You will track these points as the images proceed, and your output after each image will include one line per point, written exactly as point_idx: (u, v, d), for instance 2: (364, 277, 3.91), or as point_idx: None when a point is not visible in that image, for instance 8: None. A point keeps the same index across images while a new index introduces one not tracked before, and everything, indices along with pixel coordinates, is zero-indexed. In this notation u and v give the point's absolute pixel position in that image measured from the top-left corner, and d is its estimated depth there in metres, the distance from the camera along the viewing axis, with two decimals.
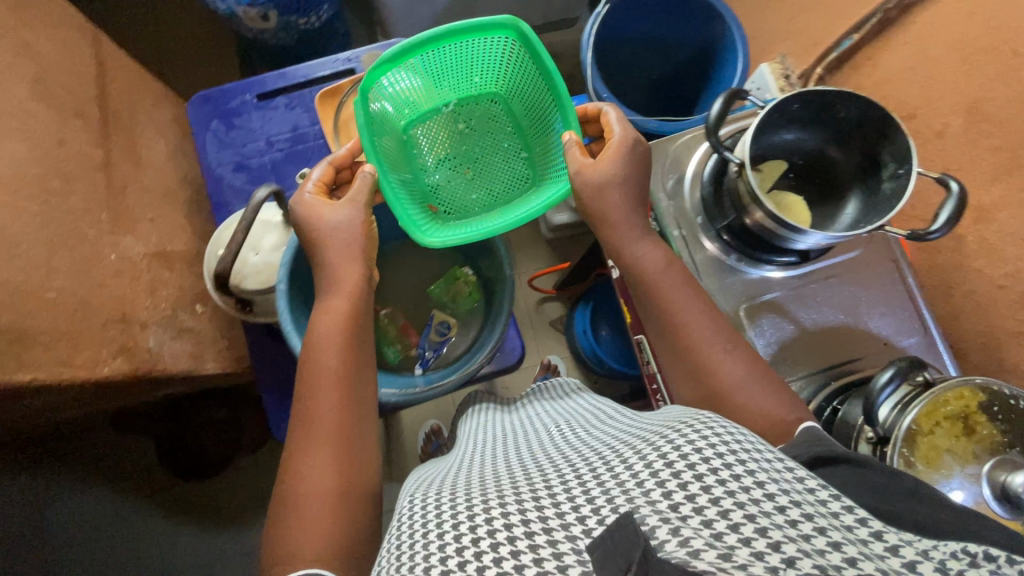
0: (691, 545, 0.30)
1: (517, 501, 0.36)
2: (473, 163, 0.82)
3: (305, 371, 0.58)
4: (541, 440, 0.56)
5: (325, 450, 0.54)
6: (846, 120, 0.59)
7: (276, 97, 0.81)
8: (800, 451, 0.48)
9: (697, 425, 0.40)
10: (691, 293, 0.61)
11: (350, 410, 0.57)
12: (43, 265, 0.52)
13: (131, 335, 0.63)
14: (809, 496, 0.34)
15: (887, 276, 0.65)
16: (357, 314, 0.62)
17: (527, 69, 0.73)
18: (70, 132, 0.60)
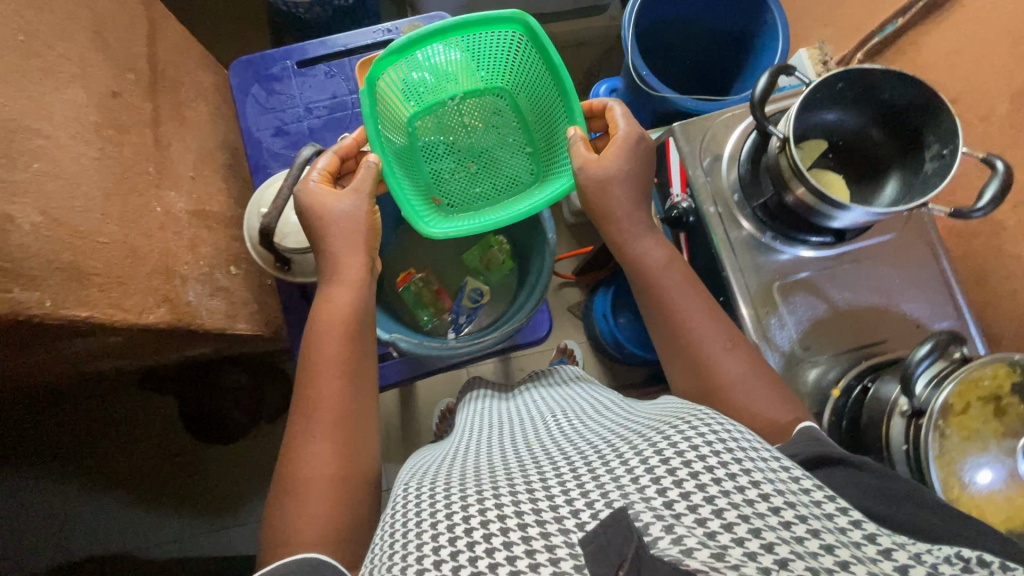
0: (685, 542, 0.31)
1: (512, 494, 0.38)
2: (478, 156, 0.85)
3: (311, 353, 0.60)
4: (538, 427, 0.58)
5: (324, 440, 0.55)
6: (890, 101, 0.59)
7: (316, 64, 0.82)
8: (797, 450, 0.48)
9: (693, 421, 0.41)
10: (693, 292, 0.63)
11: (354, 395, 0.59)
12: (98, 210, 0.53)
13: (173, 287, 0.64)
14: (805, 498, 0.36)
15: (921, 258, 0.65)
16: (361, 303, 0.63)
17: (533, 65, 0.74)
18: (123, 85, 0.61)
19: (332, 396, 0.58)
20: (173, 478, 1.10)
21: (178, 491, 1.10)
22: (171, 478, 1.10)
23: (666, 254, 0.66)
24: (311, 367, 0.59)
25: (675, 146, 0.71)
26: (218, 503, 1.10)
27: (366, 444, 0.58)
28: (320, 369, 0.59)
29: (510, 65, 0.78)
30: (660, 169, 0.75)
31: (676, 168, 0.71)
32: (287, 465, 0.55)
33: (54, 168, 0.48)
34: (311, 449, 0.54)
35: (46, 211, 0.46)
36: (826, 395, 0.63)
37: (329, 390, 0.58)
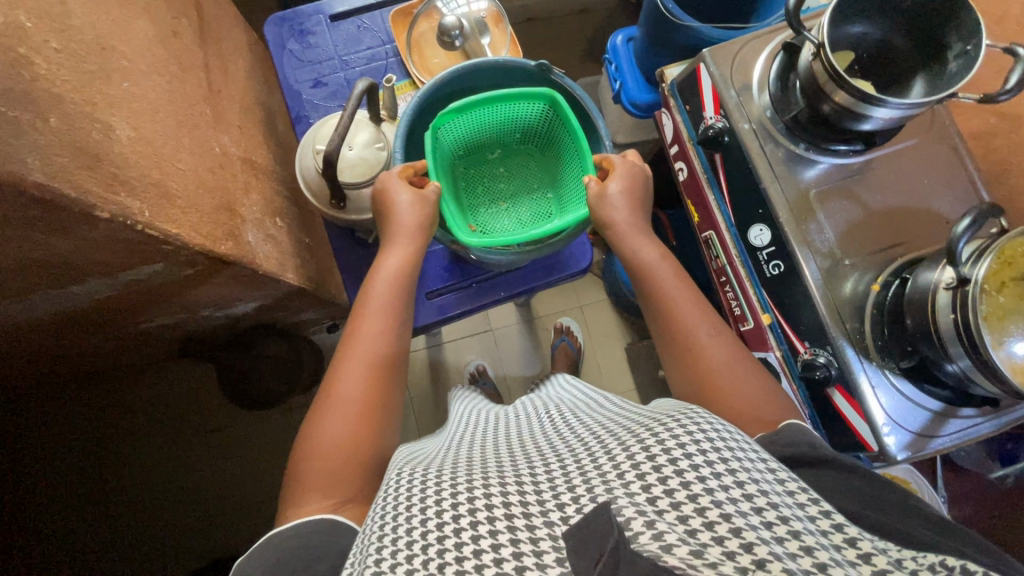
0: (665, 539, 0.33)
1: (501, 486, 0.40)
2: (505, 200, 0.88)
3: (361, 298, 0.65)
4: (532, 427, 0.60)
5: (345, 414, 0.57)
6: (913, 6, 0.63)
7: (347, 18, 0.84)
8: (789, 442, 0.51)
9: (683, 421, 0.43)
10: (684, 287, 0.68)
11: (388, 343, 0.63)
12: (173, 137, 0.54)
13: (236, 225, 0.66)
14: (789, 500, 0.37)
15: (948, 160, 0.69)
16: (406, 280, 0.67)
17: (556, 125, 0.78)
18: (179, 27, 0.63)
19: (372, 336, 0.63)
20: (191, 464, 1.12)
21: (197, 476, 1.11)
22: (183, 463, 1.12)
23: (659, 250, 0.70)
24: (360, 311, 0.65)
25: (706, 71, 0.74)
26: (235, 490, 1.11)
27: (397, 390, 0.63)
28: (368, 312, 0.64)
29: (539, 126, 0.82)
30: (692, 97, 0.78)
31: (708, 90, 0.74)
32: (322, 393, 0.60)
33: (137, 89, 0.50)
34: (347, 378, 0.59)
35: (136, 127, 0.48)
36: (865, 296, 0.66)
37: (361, 349, 0.61)
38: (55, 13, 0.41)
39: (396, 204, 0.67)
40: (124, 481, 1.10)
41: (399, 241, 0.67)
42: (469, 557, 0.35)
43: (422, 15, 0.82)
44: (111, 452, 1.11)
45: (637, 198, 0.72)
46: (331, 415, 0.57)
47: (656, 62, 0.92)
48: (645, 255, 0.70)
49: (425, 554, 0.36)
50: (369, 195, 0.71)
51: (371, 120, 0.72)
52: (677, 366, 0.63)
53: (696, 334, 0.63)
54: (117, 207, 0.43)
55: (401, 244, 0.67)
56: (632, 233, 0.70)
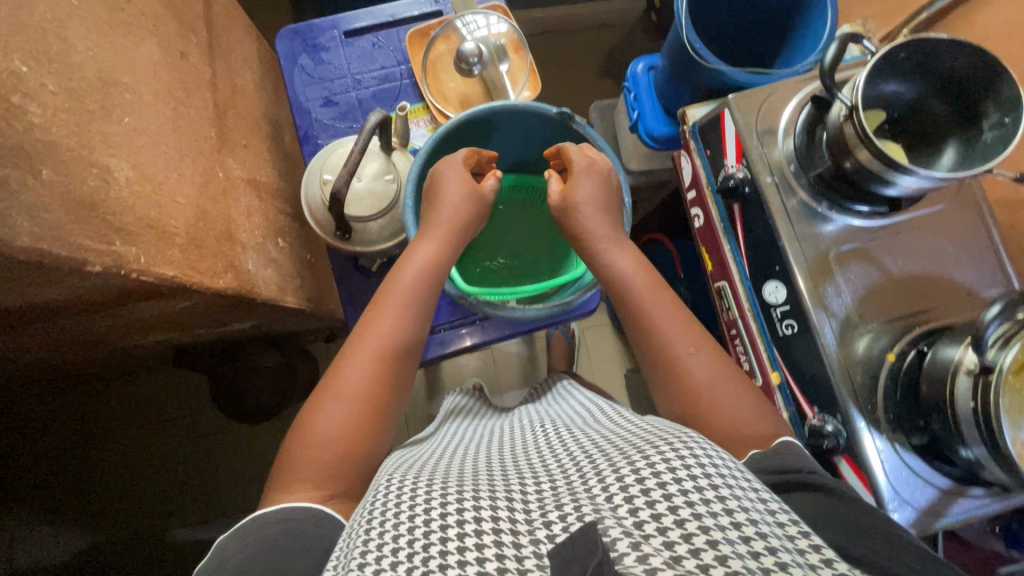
0: (650, 561, 0.32)
1: (491, 499, 0.40)
2: (478, 242, 0.85)
3: (385, 287, 0.63)
4: (531, 440, 0.59)
5: (342, 407, 0.55)
6: (950, 71, 0.61)
7: (363, 34, 0.82)
8: (778, 464, 0.49)
9: (675, 443, 0.43)
10: (671, 306, 0.63)
11: (404, 328, 0.61)
12: (175, 170, 0.52)
13: (235, 254, 0.64)
14: (777, 530, 0.36)
15: (973, 227, 0.66)
16: (430, 282, 0.64)
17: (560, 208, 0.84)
18: (188, 46, 0.60)
19: (385, 322, 0.60)
20: (184, 465, 1.11)
21: (185, 482, 1.10)
22: (175, 465, 1.11)
23: (634, 261, 0.66)
24: (380, 299, 0.62)
25: (731, 118, 0.72)
26: (225, 499, 1.10)
27: (404, 383, 0.60)
28: (384, 304, 0.61)
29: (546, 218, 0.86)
30: (714, 142, 0.75)
31: (731, 137, 0.72)
32: (329, 374, 0.58)
33: (140, 123, 0.48)
34: (354, 362, 0.57)
35: (137, 166, 0.46)
36: (880, 362, 0.64)
37: (372, 342, 0.59)
38: (55, 53, 0.39)
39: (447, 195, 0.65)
40: (113, 478, 1.09)
41: (434, 231, 0.65)
42: (453, 565, 0.35)
43: (441, 36, 0.79)
44: (101, 451, 1.09)
45: (604, 201, 0.70)
46: (335, 393, 0.56)
47: (679, 97, 0.90)
48: (624, 261, 0.66)
49: (410, 560, 0.35)
50: (375, 228, 0.68)
51: (383, 150, 0.69)
52: (661, 386, 0.61)
53: (693, 343, 0.60)
54: (111, 258, 0.40)
55: (439, 236, 0.65)
56: (614, 240, 0.67)
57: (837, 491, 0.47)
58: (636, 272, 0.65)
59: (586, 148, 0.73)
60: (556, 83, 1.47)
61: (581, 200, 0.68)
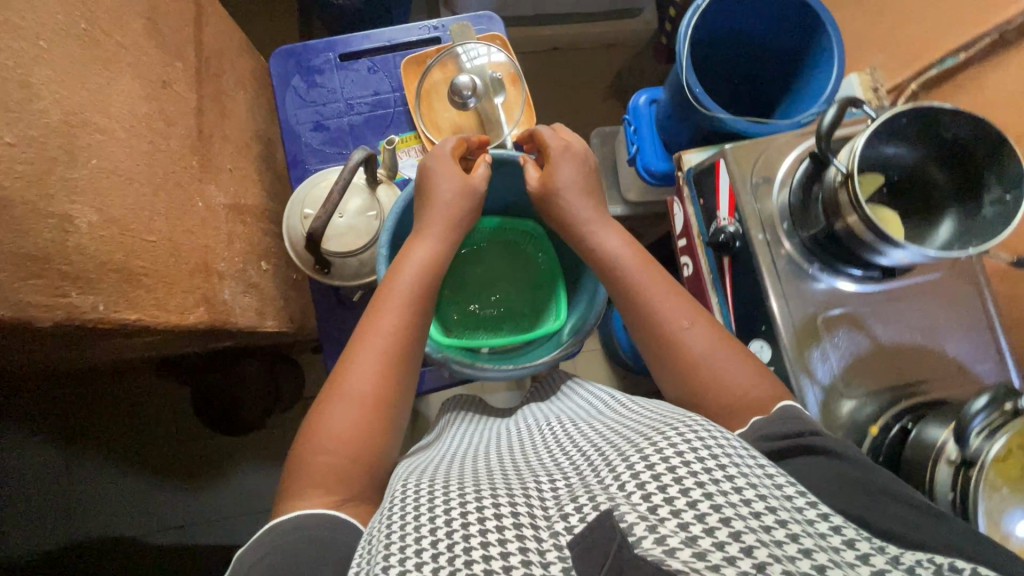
0: (668, 543, 0.32)
1: (508, 495, 0.39)
2: (455, 287, 0.80)
3: (384, 287, 0.61)
4: (538, 434, 0.58)
5: (350, 408, 0.54)
6: (953, 139, 0.58)
7: (359, 58, 0.81)
8: (777, 428, 0.48)
9: (681, 428, 0.41)
10: (668, 288, 0.61)
11: (410, 318, 0.59)
12: (148, 207, 0.51)
13: (211, 285, 0.63)
14: (786, 503, 0.35)
15: (967, 299, 0.65)
16: (431, 269, 0.63)
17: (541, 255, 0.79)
18: (173, 74, 0.59)
19: (390, 317, 0.58)
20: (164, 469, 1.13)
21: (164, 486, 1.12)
22: (159, 466, 1.13)
23: (630, 245, 0.64)
24: (381, 297, 0.60)
25: (726, 170, 0.70)
26: (207, 503, 1.13)
27: (412, 374, 0.59)
28: (385, 303, 0.59)
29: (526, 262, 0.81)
30: (709, 191, 0.73)
31: (725, 189, 0.70)
32: (335, 376, 0.56)
33: (110, 162, 0.47)
34: (359, 366, 0.55)
35: (104, 209, 0.45)
36: (862, 434, 0.62)
37: (379, 329, 0.58)
38: (15, 101, 0.38)
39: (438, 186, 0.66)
40: (92, 477, 1.09)
41: (432, 228, 0.64)
42: (479, 561, 0.34)
43: (437, 64, 0.78)
44: (76, 455, 1.09)
45: (589, 180, 0.68)
46: (342, 396, 0.54)
47: (680, 133, 0.89)
48: (614, 240, 0.65)
49: (435, 561, 0.34)
50: (355, 264, 0.67)
51: (367, 186, 0.68)
52: (659, 363, 0.59)
53: (688, 314, 0.59)
54: (62, 311, 0.41)
55: (434, 234, 0.64)
56: (601, 218, 0.66)
57: (840, 453, 0.45)
58: (626, 249, 0.63)
59: (559, 129, 0.72)
60: (560, 102, 1.45)
61: (563, 182, 0.66)
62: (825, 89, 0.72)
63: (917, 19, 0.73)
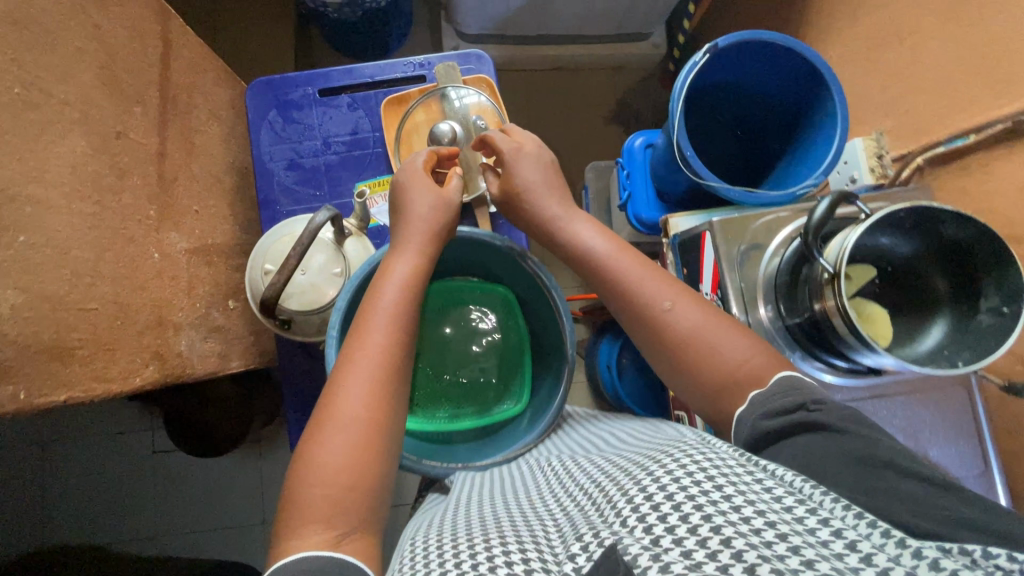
0: (671, 568, 0.30)
1: (515, 548, 0.37)
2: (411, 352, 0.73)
3: (367, 305, 0.57)
4: (549, 467, 0.55)
5: (341, 433, 0.49)
6: (951, 240, 0.55)
7: (339, 94, 0.78)
8: (776, 403, 0.47)
9: (678, 460, 0.42)
10: (656, 278, 0.59)
11: (399, 325, 0.57)
12: (88, 273, 0.49)
13: (165, 339, 0.60)
14: (785, 515, 0.34)
15: (955, 402, 0.61)
16: (421, 275, 0.61)
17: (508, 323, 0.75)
18: (129, 122, 0.56)
19: (380, 330, 0.55)
20: (136, 481, 1.14)
21: (137, 498, 1.13)
22: (130, 479, 1.14)
23: (611, 241, 0.63)
24: (367, 310, 0.57)
25: (712, 243, 0.66)
26: (177, 519, 1.13)
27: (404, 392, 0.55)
28: (371, 321, 0.56)
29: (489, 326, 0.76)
30: (694, 263, 0.70)
31: (709, 264, 0.67)
32: (322, 402, 0.51)
33: (43, 235, 0.44)
34: (353, 385, 0.51)
35: (29, 288, 0.43)
36: None
37: (371, 339, 0.54)
38: None
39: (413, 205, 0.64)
40: (61, 476, 1.12)
41: (411, 241, 0.62)
42: None
43: (420, 105, 0.76)
44: (52, 460, 1.12)
45: (546, 174, 0.68)
46: (334, 420, 0.49)
47: (676, 185, 0.85)
48: (592, 235, 0.64)
49: None
50: (317, 321, 0.65)
51: (333, 241, 0.65)
52: (660, 356, 0.57)
53: (675, 298, 0.57)
54: None
55: (415, 247, 0.62)
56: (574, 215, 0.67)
57: (842, 428, 0.42)
58: (600, 240, 0.63)
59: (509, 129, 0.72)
60: (561, 124, 1.40)
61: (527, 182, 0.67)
62: (824, 153, 0.69)
63: (930, 90, 0.69)
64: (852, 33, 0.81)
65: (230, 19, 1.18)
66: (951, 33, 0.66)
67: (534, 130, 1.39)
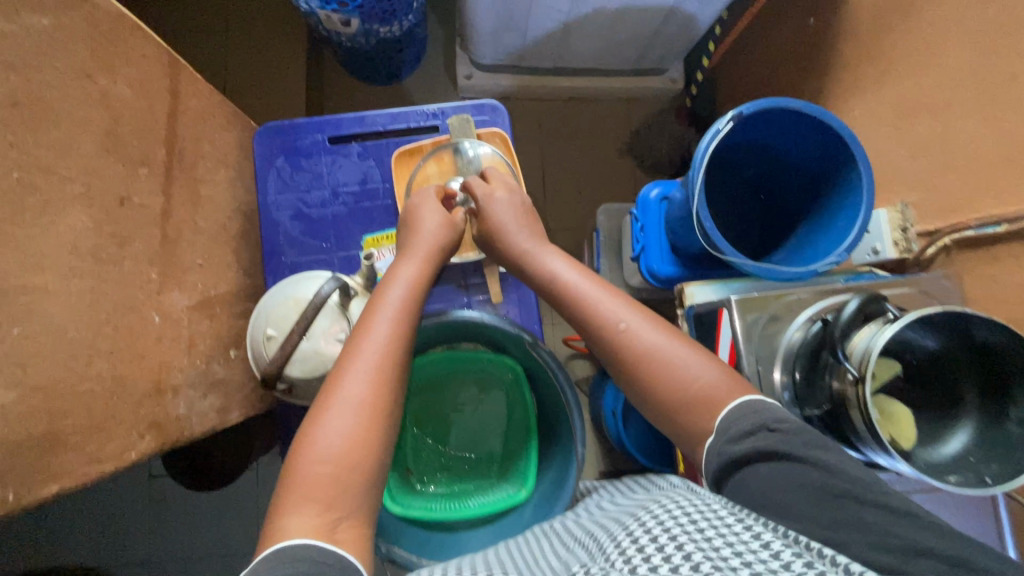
0: None
1: None
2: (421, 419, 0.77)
3: (373, 301, 0.57)
4: (559, 525, 0.55)
5: (344, 414, 0.47)
6: (982, 342, 0.53)
7: (350, 142, 0.76)
8: (745, 424, 0.48)
9: (675, 510, 0.43)
10: (624, 304, 0.60)
11: (404, 321, 0.56)
12: (85, 353, 0.47)
13: (163, 406, 0.59)
14: (769, 560, 0.35)
15: (978, 505, 0.59)
16: (426, 278, 0.62)
17: (509, 387, 0.74)
18: (134, 185, 0.54)
19: (387, 321, 0.55)
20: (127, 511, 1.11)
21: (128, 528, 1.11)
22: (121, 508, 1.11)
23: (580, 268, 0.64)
24: (372, 307, 0.57)
25: (730, 320, 0.64)
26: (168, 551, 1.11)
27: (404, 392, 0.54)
28: (376, 314, 0.56)
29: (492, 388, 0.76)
30: (710, 336, 0.68)
31: (726, 340, 0.65)
32: (324, 390, 0.50)
33: (36, 323, 0.42)
34: (356, 368, 0.50)
35: (22, 383, 0.41)
36: None
37: (379, 330, 0.54)
38: None
39: (423, 224, 0.66)
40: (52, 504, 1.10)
41: (419, 250, 0.63)
42: None
43: (432, 158, 0.75)
44: None
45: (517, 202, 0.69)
46: (336, 403, 0.48)
47: (691, 242, 0.83)
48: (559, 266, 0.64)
49: None
50: (318, 387, 0.63)
51: (341, 308, 0.62)
52: (638, 383, 0.56)
53: (638, 323, 0.57)
54: None
55: (421, 255, 0.63)
56: (545, 247, 0.67)
57: (806, 457, 0.45)
58: (571, 268, 0.64)
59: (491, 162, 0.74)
60: (573, 155, 1.38)
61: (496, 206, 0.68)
62: (847, 227, 0.67)
63: (961, 169, 0.66)
64: (880, 96, 0.79)
65: (242, 39, 1.16)
66: (986, 113, 0.63)
67: (546, 162, 1.36)
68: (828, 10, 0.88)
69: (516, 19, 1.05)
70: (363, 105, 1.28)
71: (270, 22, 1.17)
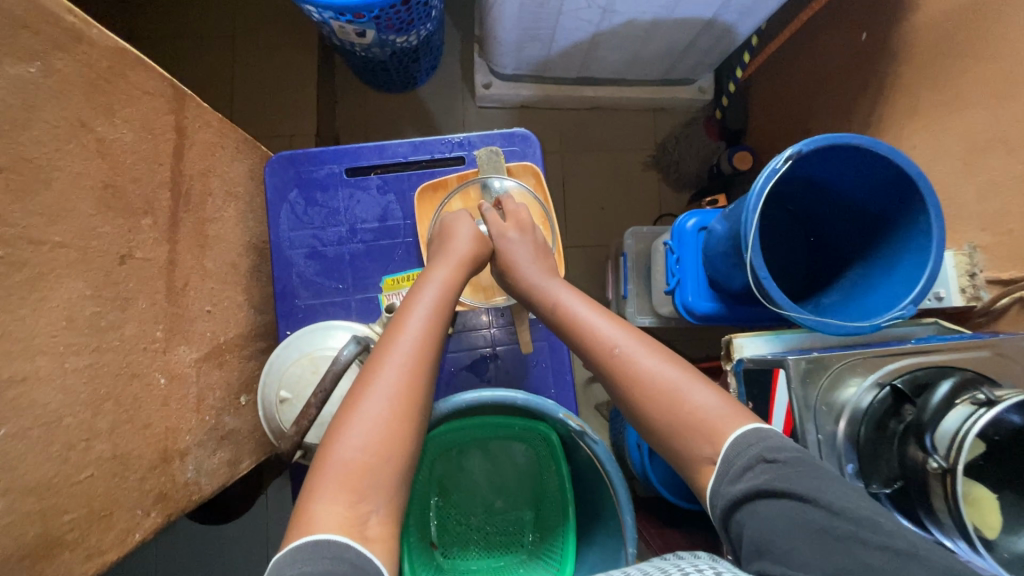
0: None
1: None
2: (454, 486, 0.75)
3: (407, 300, 0.56)
4: None
5: (375, 403, 0.46)
6: None
7: (368, 174, 0.71)
8: (739, 456, 0.44)
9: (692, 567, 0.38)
10: (621, 327, 0.56)
11: (439, 319, 0.55)
12: (81, 439, 0.42)
13: (170, 473, 0.54)
14: None
15: None
16: (459, 280, 0.59)
17: (544, 454, 0.71)
18: (135, 238, 0.49)
19: (420, 317, 0.53)
20: None
21: None
22: None
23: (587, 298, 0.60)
24: (406, 304, 0.56)
25: (786, 382, 0.58)
26: None
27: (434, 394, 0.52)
28: (409, 310, 0.54)
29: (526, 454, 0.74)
30: (763, 397, 0.62)
31: (781, 404, 0.59)
32: (355, 384, 0.49)
33: (27, 416, 0.38)
34: (393, 359, 0.49)
35: (11, 486, 0.36)
36: None
37: (413, 325, 0.53)
38: None
39: (457, 230, 0.64)
40: None
41: (454, 252, 0.61)
42: None
43: (458, 194, 0.70)
44: None
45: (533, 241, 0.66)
46: (367, 396, 0.47)
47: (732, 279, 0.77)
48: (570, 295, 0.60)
49: None
50: None
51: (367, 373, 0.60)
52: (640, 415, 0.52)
53: (633, 348, 0.54)
54: None
55: (458, 253, 0.61)
56: (553, 281, 0.62)
57: (808, 494, 0.39)
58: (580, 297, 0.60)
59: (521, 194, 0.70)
60: (597, 168, 1.31)
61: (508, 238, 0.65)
62: (913, 274, 0.61)
63: None
64: (945, 125, 0.72)
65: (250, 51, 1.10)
66: None
67: (569, 176, 1.30)
68: (883, 28, 0.81)
69: (541, 30, 0.98)
70: (377, 115, 1.22)
71: (280, 32, 1.11)
